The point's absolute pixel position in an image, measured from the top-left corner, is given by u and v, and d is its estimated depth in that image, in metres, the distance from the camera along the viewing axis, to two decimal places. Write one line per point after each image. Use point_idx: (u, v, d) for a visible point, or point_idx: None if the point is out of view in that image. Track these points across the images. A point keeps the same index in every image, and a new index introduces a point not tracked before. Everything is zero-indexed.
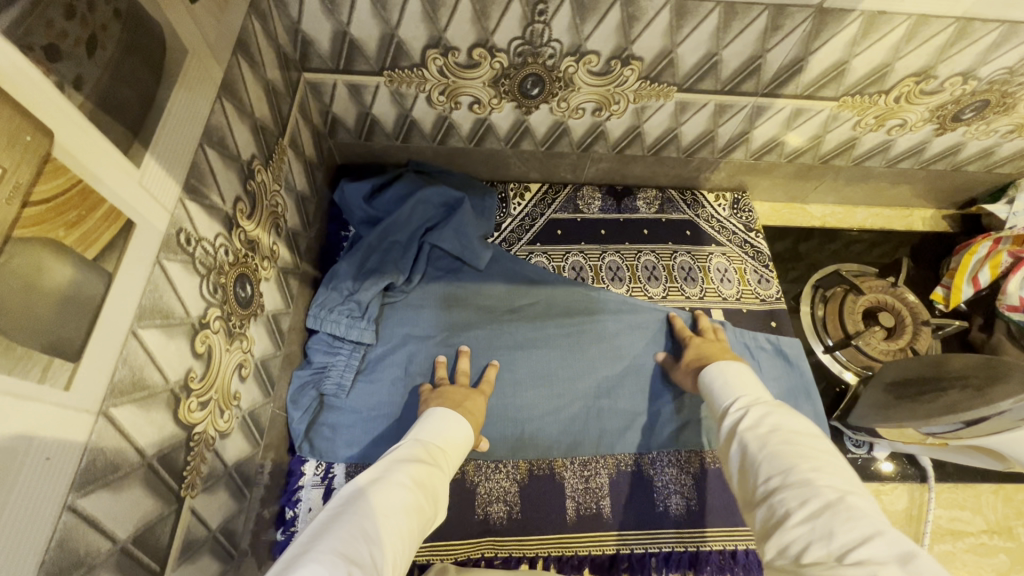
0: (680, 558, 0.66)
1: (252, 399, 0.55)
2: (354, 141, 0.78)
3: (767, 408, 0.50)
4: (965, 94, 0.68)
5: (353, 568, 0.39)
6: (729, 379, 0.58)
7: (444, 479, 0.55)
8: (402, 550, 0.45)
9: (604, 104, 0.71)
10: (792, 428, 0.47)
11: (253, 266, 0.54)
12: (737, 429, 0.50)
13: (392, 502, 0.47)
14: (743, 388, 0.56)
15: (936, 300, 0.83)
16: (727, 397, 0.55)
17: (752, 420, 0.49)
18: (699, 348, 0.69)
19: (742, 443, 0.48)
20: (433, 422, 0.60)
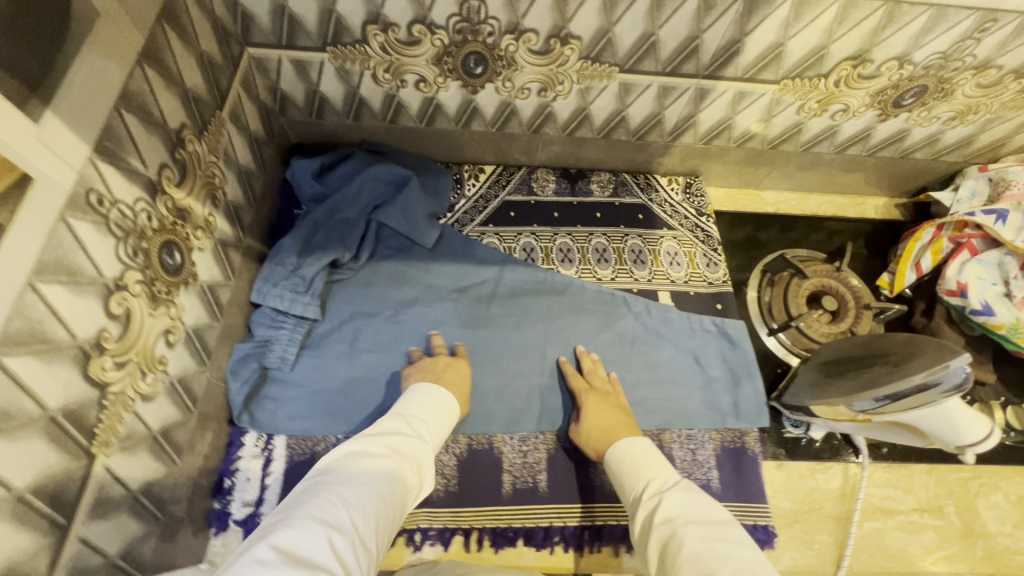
0: (613, 531, 0.67)
1: (182, 366, 0.56)
2: (306, 119, 0.78)
3: (679, 494, 0.54)
4: (903, 79, 0.69)
5: (330, 533, 0.44)
6: (635, 458, 0.61)
7: (428, 447, 0.59)
8: (383, 516, 0.49)
9: (549, 85, 0.71)
10: (702, 523, 0.50)
11: (184, 234, 0.55)
12: (654, 523, 0.52)
13: (372, 472, 0.52)
14: (655, 469, 0.59)
15: (880, 285, 0.85)
16: (643, 481, 0.58)
17: (664, 511, 0.53)
18: (594, 414, 0.68)
19: (660, 537, 0.51)
20: (416, 397, 0.64)
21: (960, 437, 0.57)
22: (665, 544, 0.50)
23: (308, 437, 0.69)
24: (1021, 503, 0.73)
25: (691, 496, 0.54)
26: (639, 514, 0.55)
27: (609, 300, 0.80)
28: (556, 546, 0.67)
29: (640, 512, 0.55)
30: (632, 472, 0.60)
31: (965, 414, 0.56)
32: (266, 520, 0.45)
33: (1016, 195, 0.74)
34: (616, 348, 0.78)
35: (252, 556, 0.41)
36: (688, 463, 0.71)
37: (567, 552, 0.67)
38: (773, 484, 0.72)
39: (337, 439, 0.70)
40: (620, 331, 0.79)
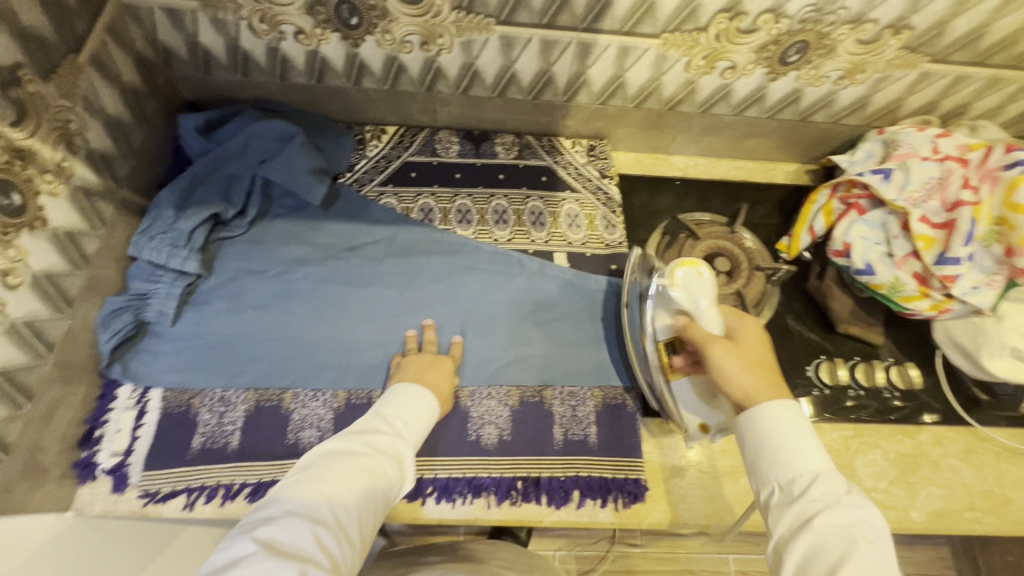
0: (482, 482, 0.68)
1: (29, 310, 0.57)
2: (194, 74, 0.77)
3: (857, 509, 0.45)
4: (782, 34, 0.68)
5: (315, 529, 0.46)
6: (794, 437, 0.50)
7: (409, 445, 0.58)
8: (367, 508, 0.50)
9: (429, 38, 0.70)
10: (879, 556, 0.42)
11: (24, 176, 0.55)
12: (807, 522, 0.45)
13: (353, 468, 0.52)
14: (817, 456, 0.49)
15: (779, 249, 0.85)
16: (807, 472, 0.48)
17: (818, 517, 0.45)
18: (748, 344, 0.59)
19: (816, 542, 0.43)
20: (393, 396, 0.63)
21: (704, 312, 0.60)
22: (822, 558, 0.42)
23: (185, 390, 0.68)
24: (899, 460, 0.74)
25: (866, 511, 0.45)
26: (794, 507, 0.46)
27: (503, 259, 0.81)
28: (428, 498, 0.67)
29: (790, 506, 0.46)
30: (789, 451, 0.50)
31: (698, 281, 0.61)
32: (251, 514, 0.47)
33: (903, 155, 0.73)
34: (505, 306, 0.78)
35: (236, 555, 0.43)
36: (567, 419, 0.72)
37: (438, 503, 0.66)
38: (651, 440, 0.73)
39: (214, 392, 0.69)
40: (511, 291, 0.79)
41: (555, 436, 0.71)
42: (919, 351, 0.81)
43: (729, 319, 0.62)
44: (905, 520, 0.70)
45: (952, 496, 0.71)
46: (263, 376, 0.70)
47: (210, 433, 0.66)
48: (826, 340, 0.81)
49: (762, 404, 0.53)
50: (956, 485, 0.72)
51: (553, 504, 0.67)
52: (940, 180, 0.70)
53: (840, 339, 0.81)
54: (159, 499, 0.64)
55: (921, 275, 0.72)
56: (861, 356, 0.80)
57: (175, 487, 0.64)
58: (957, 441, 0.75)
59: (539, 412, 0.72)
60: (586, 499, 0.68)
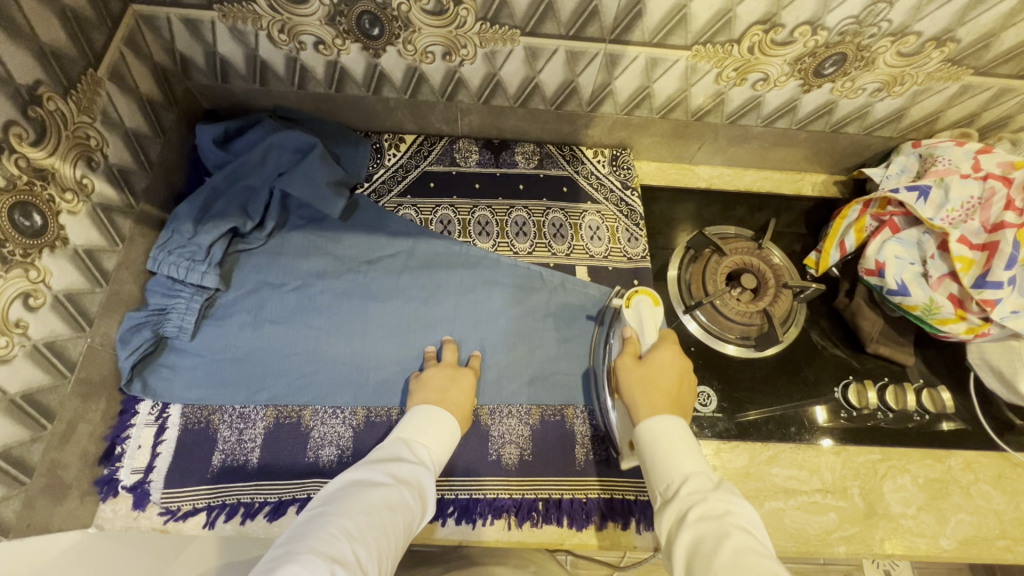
0: (504, 504, 0.67)
1: (50, 330, 0.56)
2: (212, 83, 0.76)
3: (725, 497, 0.47)
4: (819, 46, 0.65)
5: (334, 567, 0.44)
6: (672, 443, 0.53)
7: (431, 472, 0.58)
8: (387, 543, 0.49)
9: (451, 49, 0.68)
10: (751, 539, 0.44)
11: (43, 196, 0.54)
12: (686, 518, 0.47)
13: (373, 502, 0.51)
14: (691, 459, 0.52)
15: (808, 265, 0.83)
16: (679, 474, 0.51)
17: (694, 513, 0.47)
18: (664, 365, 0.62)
19: (694, 536, 0.45)
20: (415, 419, 0.62)
21: (645, 334, 0.67)
22: (700, 549, 0.44)
23: (205, 407, 0.68)
24: (928, 486, 0.71)
25: (735, 498, 0.47)
26: (671, 508, 0.49)
27: (524, 272, 0.79)
28: (449, 518, 0.66)
29: (671, 506, 0.49)
30: (665, 459, 0.53)
31: (649, 309, 0.69)
32: (269, 555, 0.46)
33: (941, 171, 0.70)
34: (525, 321, 0.77)
35: None
36: (589, 438, 0.71)
37: (458, 524, 0.66)
38: None
39: (234, 409, 0.68)
40: (531, 306, 0.77)
41: (576, 456, 0.70)
42: (950, 372, 0.79)
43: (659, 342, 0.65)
44: (934, 548, 0.67)
45: (982, 524, 0.69)
46: (284, 393, 0.69)
47: (230, 450, 0.66)
48: (854, 358, 0.80)
49: (645, 418, 0.57)
50: (988, 513, 0.70)
51: (574, 525, 0.66)
52: (981, 201, 0.68)
53: (868, 358, 0.80)
54: (180, 517, 0.63)
55: (959, 297, 0.69)
56: (889, 377, 0.79)
57: (195, 505, 0.64)
58: (989, 466, 0.73)
59: (561, 430, 0.71)
60: (608, 521, 0.67)
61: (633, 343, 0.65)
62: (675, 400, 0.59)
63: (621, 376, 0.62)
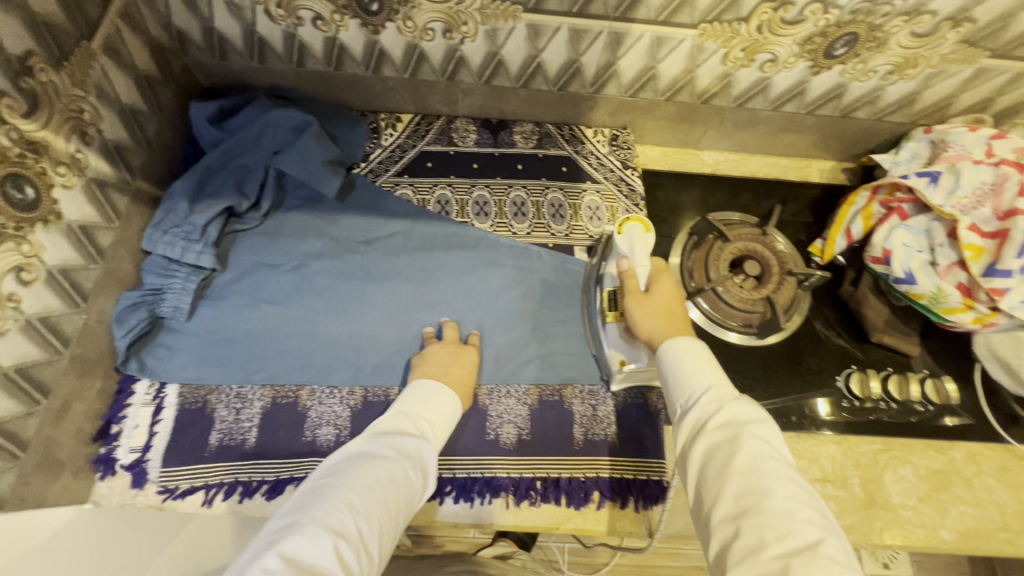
0: (502, 482, 0.66)
1: (44, 305, 0.56)
2: (209, 60, 0.74)
3: (744, 409, 0.51)
4: (830, 26, 0.63)
5: (337, 541, 0.44)
6: (693, 363, 0.57)
7: (432, 447, 0.58)
8: (388, 519, 0.49)
9: (452, 25, 0.67)
10: (765, 445, 0.49)
11: (36, 169, 0.53)
12: (705, 427, 0.51)
13: (377, 476, 0.51)
14: (712, 375, 0.56)
15: (812, 252, 0.82)
16: (699, 385, 0.55)
17: (714, 422, 0.51)
18: (666, 293, 0.66)
19: (711, 445, 0.50)
20: (417, 393, 0.62)
21: (639, 262, 0.68)
22: (716, 453, 0.49)
23: (201, 387, 0.68)
24: (930, 477, 0.70)
25: (752, 409, 0.52)
26: (689, 417, 0.53)
27: (522, 254, 0.78)
28: (446, 498, 0.66)
29: (690, 414, 0.53)
30: (685, 375, 0.57)
31: (641, 237, 0.69)
32: (273, 524, 0.46)
33: (952, 157, 0.69)
34: (523, 303, 0.76)
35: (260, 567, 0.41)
36: (588, 419, 0.70)
37: (456, 503, 0.66)
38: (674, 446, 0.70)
39: (230, 389, 0.68)
40: (529, 288, 0.77)
41: (575, 436, 0.69)
42: (955, 363, 0.78)
43: (654, 272, 0.69)
44: (933, 539, 0.66)
45: (984, 516, 0.68)
46: (280, 373, 0.69)
47: (227, 429, 0.66)
48: (857, 347, 0.79)
49: (670, 342, 0.60)
50: (989, 504, 0.69)
51: (573, 504, 0.66)
52: (993, 187, 0.66)
53: (871, 348, 0.79)
54: (178, 495, 0.64)
55: (967, 285, 0.68)
56: (893, 366, 0.78)
57: (193, 484, 0.64)
58: (992, 459, 0.72)
59: (559, 411, 0.70)
60: (606, 501, 0.67)
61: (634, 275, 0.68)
62: (680, 319, 0.65)
63: (633, 308, 0.65)
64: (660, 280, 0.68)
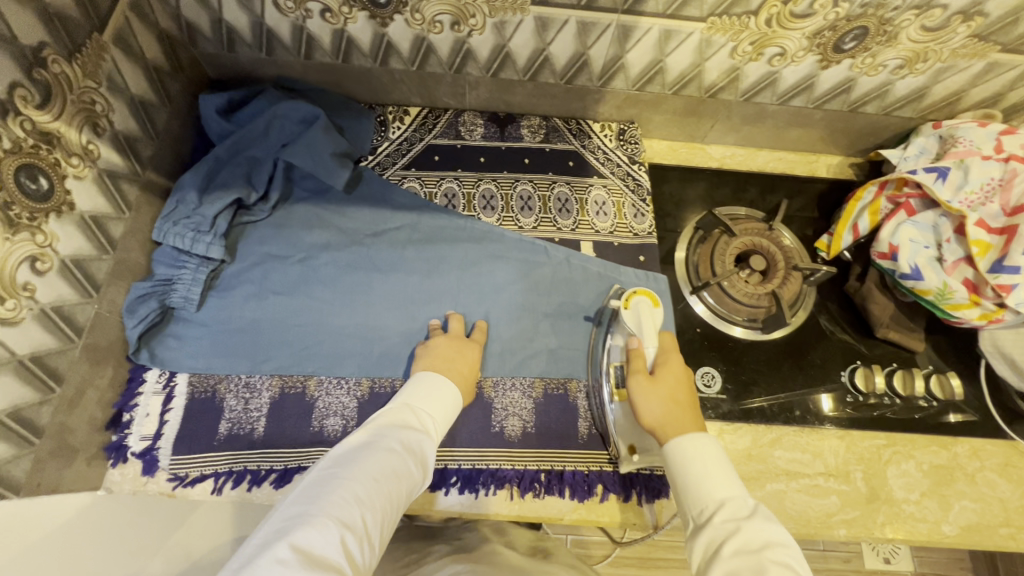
0: (507, 474, 0.67)
1: (58, 295, 0.57)
2: (218, 51, 0.75)
3: (761, 528, 0.47)
4: (840, 20, 0.63)
5: (344, 534, 0.45)
6: (704, 468, 0.54)
7: (435, 439, 0.59)
8: (391, 510, 0.51)
9: (460, 18, 0.67)
10: (792, 575, 0.44)
11: (49, 160, 0.54)
12: (721, 552, 0.47)
13: (383, 468, 0.52)
14: (725, 485, 0.52)
15: (819, 248, 0.82)
16: (713, 499, 0.51)
17: (731, 545, 0.47)
18: (672, 377, 0.63)
19: (728, 571, 0.45)
20: (422, 383, 0.62)
21: (646, 339, 0.67)
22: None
23: (211, 376, 0.69)
24: (933, 472, 0.71)
25: (772, 528, 0.47)
26: (705, 537, 0.49)
27: (528, 247, 0.78)
28: (451, 488, 0.66)
29: (704, 533, 0.49)
30: (698, 484, 0.53)
31: (648, 310, 0.68)
32: (283, 513, 0.47)
33: (961, 152, 0.68)
34: (528, 296, 0.76)
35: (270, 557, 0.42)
36: (592, 412, 0.71)
37: (461, 494, 0.66)
38: None
39: (239, 378, 0.69)
40: (535, 282, 0.77)
41: (579, 430, 0.70)
42: (961, 359, 0.78)
43: (662, 351, 0.66)
44: (935, 534, 0.67)
45: (986, 511, 0.68)
46: (288, 363, 0.70)
47: (236, 419, 0.67)
48: (862, 343, 0.79)
49: (675, 439, 0.57)
50: (992, 500, 0.69)
51: (577, 497, 0.67)
52: (1002, 182, 0.66)
53: (876, 344, 0.79)
54: (188, 483, 0.65)
55: (973, 282, 0.68)
56: (898, 363, 0.78)
57: (203, 472, 0.65)
58: (996, 454, 0.72)
59: (564, 404, 0.71)
60: (609, 493, 0.67)
61: (641, 355, 0.66)
62: (689, 405, 0.62)
63: (635, 392, 0.62)
64: (668, 362, 0.65)
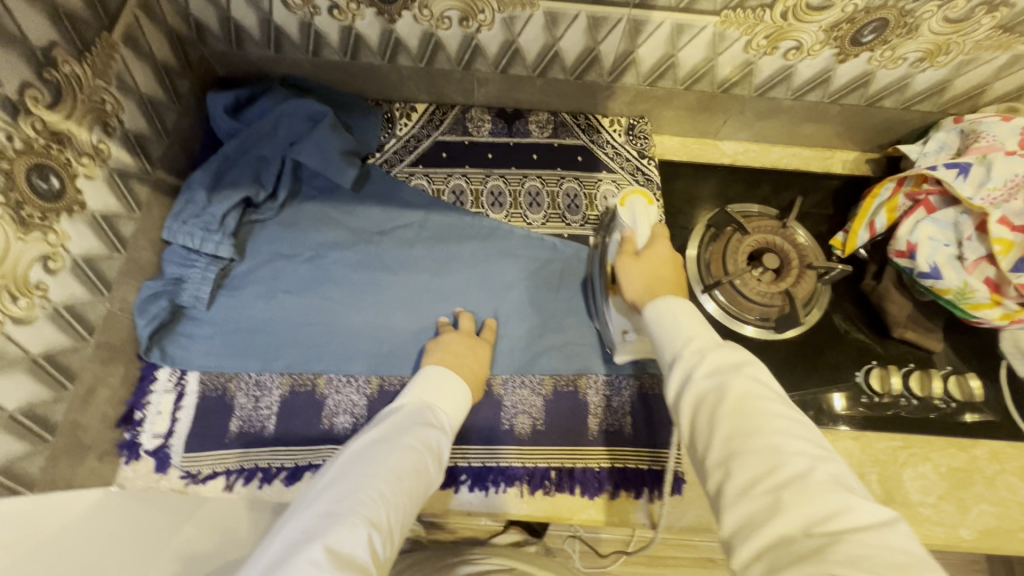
0: (517, 472, 0.67)
1: (70, 294, 0.57)
2: (227, 49, 0.74)
3: (728, 353, 0.49)
4: (858, 12, 0.61)
5: (374, 533, 0.45)
6: (678, 317, 0.55)
7: (450, 439, 0.59)
8: (413, 510, 0.50)
9: (468, 14, 0.66)
10: (754, 386, 0.47)
11: (60, 160, 0.54)
12: (691, 375, 0.49)
13: (406, 466, 0.51)
14: (695, 328, 0.54)
15: (834, 245, 0.80)
16: (682, 339, 0.53)
17: (701, 371, 0.49)
18: (661, 258, 0.64)
19: (698, 394, 0.48)
20: (436, 382, 0.62)
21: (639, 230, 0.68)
22: (703, 402, 0.47)
23: (221, 374, 0.69)
24: (950, 475, 0.69)
25: (737, 353, 0.50)
26: (676, 367, 0.51)
27: (537, 245, 0.78)
28: (461, 486, 0.66)
29: (676, 363, 0.51)
30: (670, 329, 0.55)
31: (644, 209, 0.69)
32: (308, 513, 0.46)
33: (983, 147, 0.66)
34: (538, 293, 0.76)
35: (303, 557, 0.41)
36: (602, 410, 0.70)
37: (471, 491, 0.66)
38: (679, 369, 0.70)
39: (249, 376, 0.69)
40: (544, 280, 0.76)
41: (589, 428, 0.69)
42: (981, 360, 0.76)
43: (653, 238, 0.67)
44: (952, 538, 0.65)
45: (1005, 515, 0.67)
46: (297, 360, 0.70)
47: (247, 417, 0.67)
48: (878, 342, 0.77)
49: (657, 301, 0.58)
50: (1012, 503, 0.67)
51: (587, 494, 0.66)
52: None
53: (892, 342, 0.77)
54: (200, 480, 0.65)
55: (995, 281, 0.66)
56: (915, 362, 0.76)
57: (214, 469, 0.65)
58: (1016, 457, 0.70)
59: (573, 401, 0.70)
60: (620, 491, 0.67)
61: (631, 240, 0.67)
62: (677, 286, 0.62)
63: (622, 272, 0.64)
64: (658, 246, 0.66)
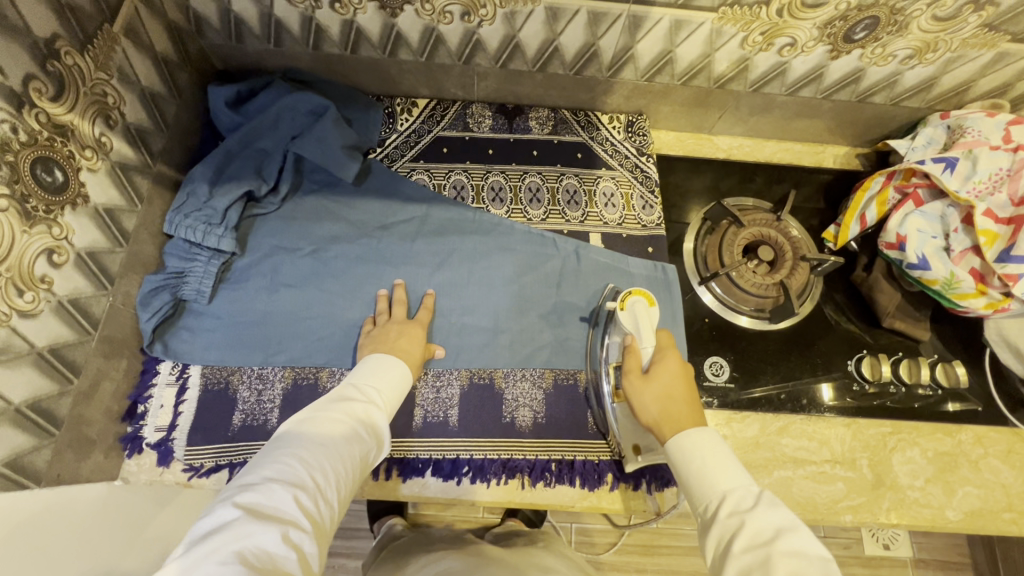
0: (518, 464, 0.68)
1: (74, 287, 0.57)
2: (225, 43, 0.74)
3: (768, 516, 0.47)
4: (851, 10, 0.63)
5: (295, 493, 0.47)
6: (706, 458, 0.53)
7: (384, 409, 0.60)
8: (345, 474, 0.52)
9: (470, 8, 0.66)
10: (803, 560, 0.44)
11: (64, 152, 0.54)
12: (731, 548, 0.46)
13: (328, 435, 0.53)
14: (728, 476, 0.52)
15: (826, 238, 0.82)
16: (716, 493, 0.51)
17: (742, 540, 0.46)
18: (671, 373, 0.62)
19: (741, 568, 0.45)
20: (369, 364, 0.63)
21: (643, 338, 0.66)
22: None
23: (224, 368, 0.69)
24: (937, 459, 0.72)
25: (778, 514, 0.47)
26: (713, 533, 0.49)
27: (538, 240, 0.79)
28: (463, 477, 0.67)
29: (715, 528, 0.49)
30: (702, 474, 0.53)
31: (645, 309, 0.67)
32: (230, 485, 0.48)
33: (970, 142, 0.69)
34: (539, 286, 0.77)
35: (219, 520, 0.44)
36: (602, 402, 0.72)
37: (473, 483, 0.67)
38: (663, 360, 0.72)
39: (252, 370, 0.69)
40: (544, 274, 0.77)
41: (589, 420, 0.71)
42: (965, 349, 0.79)
43: (659, 349, 0.65)
44: (939, 519, 0.68)
45: (989, 497, 0.69)
46: (299, 354, 0.70)
47: (250, 411, 0.67)
48: (868, 333, 0.80)
49: (678, 435, 0.56)
50: (995, 485, 0.70)
51: (587, 485, 0.68)
52: (1009, 172, 0.66)
53: (882, 333, 0.80)
54: (204, 473, 0.65)
55: (980, 272, 0.69)
56: (903, 351, 0.79)
57: (218, 462, 0.65)
58: (999, 441, 0.73)
59: (574, 394, 0.72)
60: (620, 481, 0.68)
61: (636, 353, 0.65)
62: (692, 403, 0.60)
63: (632, 397, 0.62)
64: (665, 359, 0.63)
